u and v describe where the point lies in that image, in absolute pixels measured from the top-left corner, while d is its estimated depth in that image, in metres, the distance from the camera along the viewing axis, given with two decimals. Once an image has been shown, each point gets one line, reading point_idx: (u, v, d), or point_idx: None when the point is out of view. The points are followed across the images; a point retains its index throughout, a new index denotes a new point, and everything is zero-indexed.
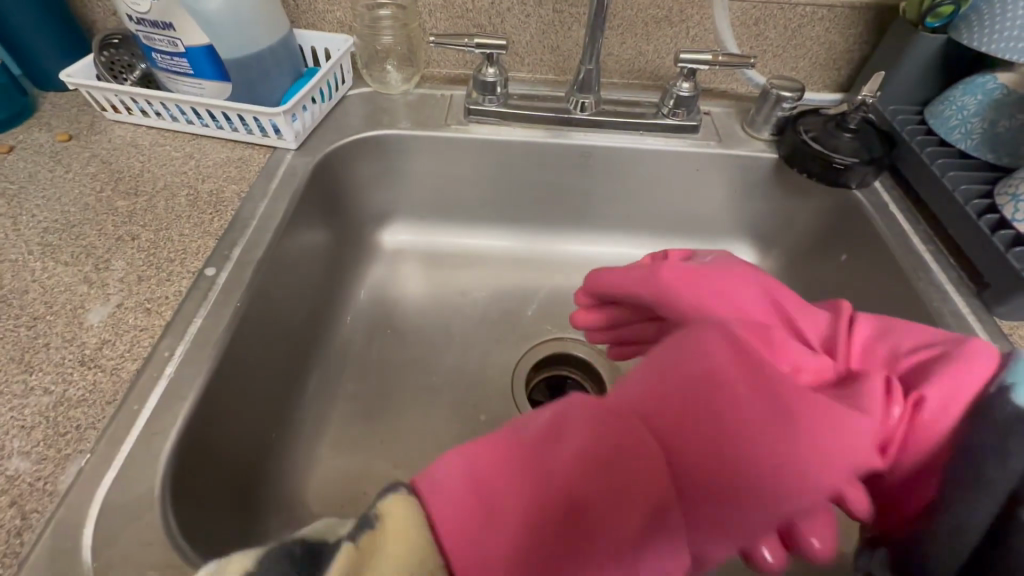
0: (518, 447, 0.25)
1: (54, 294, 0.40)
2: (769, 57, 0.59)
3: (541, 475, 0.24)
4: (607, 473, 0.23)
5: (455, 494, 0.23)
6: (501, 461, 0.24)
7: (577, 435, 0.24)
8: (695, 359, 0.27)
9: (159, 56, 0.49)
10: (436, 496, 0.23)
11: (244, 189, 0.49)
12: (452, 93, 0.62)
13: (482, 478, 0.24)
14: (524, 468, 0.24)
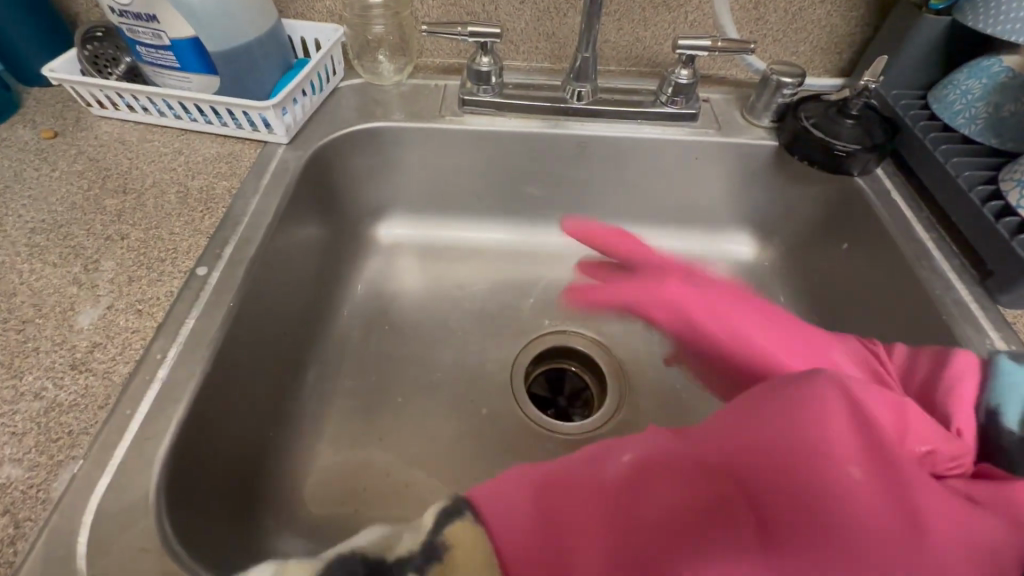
0: (605, 496, 0.35)
1: (43, 297, 0.39)
2: (769, 42, 0.58)
3: (623, 521, 0.33)
4: (689, 525, 0.32)
5: (512, 519, 0.34)
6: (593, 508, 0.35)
7: (665, 491, 0.34)
8: (813, 430, 0.34)
9: (143, 49, 0.48)
10: (492, 517, 0.33)
11: (235, 185, 0.48)
12: (446, 83, 0.60)
13: (544, 505, 0.35)
14: (606, 507, 0.34)
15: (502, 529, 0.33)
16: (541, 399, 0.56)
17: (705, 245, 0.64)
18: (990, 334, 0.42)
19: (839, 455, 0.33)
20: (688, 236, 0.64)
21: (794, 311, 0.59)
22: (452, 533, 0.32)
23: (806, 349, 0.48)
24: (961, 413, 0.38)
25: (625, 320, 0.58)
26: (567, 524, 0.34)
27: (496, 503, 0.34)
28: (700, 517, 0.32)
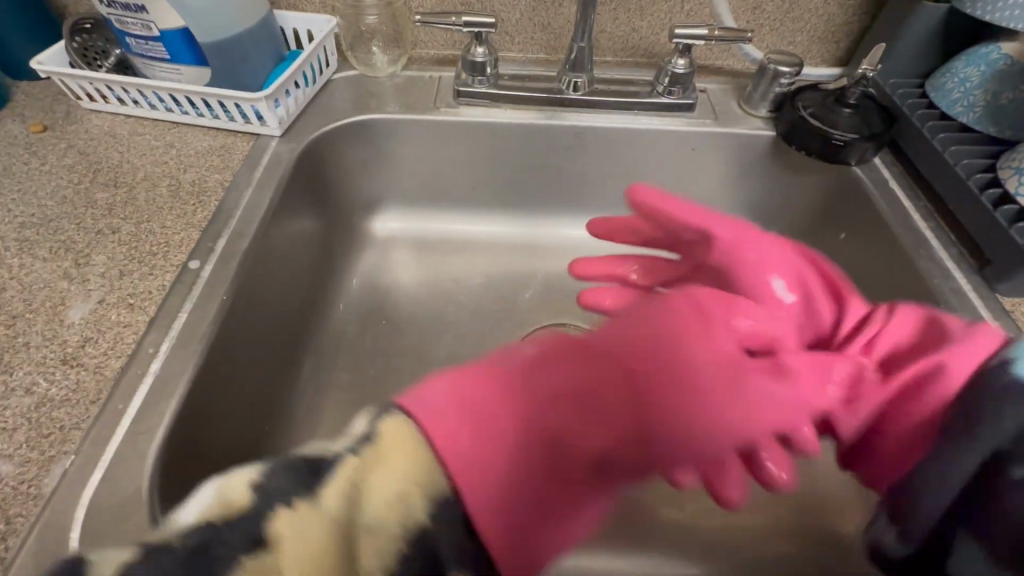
0: (500, 378, 0.25)
1: (33, 291, 0.39)
2: (766, 31, 0.58)
3: (520, 399, 0.24)
4: (566, 409, 0.24)
5: (446, 414, 0.23)
6: (481, 389, 0.24)
7: (545, 376, 0.25)
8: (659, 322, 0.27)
9: (133, 41, 0.47)
10: (429, 415, 0.23)
11: (227, 178, 0.47)
12: (441, 74, 0.60)
13: (467, 399, 0.23)
14: (494, 390, 0.24)
15: (439, 416, 0.23)
16: None
17: None
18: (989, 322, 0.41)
19: (686, 335, 0.26)
20: None
21: None
22: (383, 429, 0.22)
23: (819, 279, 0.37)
24: (959, 360, 0.29)
25: None
26: (490, 412, 0.23)
27: (422, 395, 0.24)
28: (581, 398, 0.24)
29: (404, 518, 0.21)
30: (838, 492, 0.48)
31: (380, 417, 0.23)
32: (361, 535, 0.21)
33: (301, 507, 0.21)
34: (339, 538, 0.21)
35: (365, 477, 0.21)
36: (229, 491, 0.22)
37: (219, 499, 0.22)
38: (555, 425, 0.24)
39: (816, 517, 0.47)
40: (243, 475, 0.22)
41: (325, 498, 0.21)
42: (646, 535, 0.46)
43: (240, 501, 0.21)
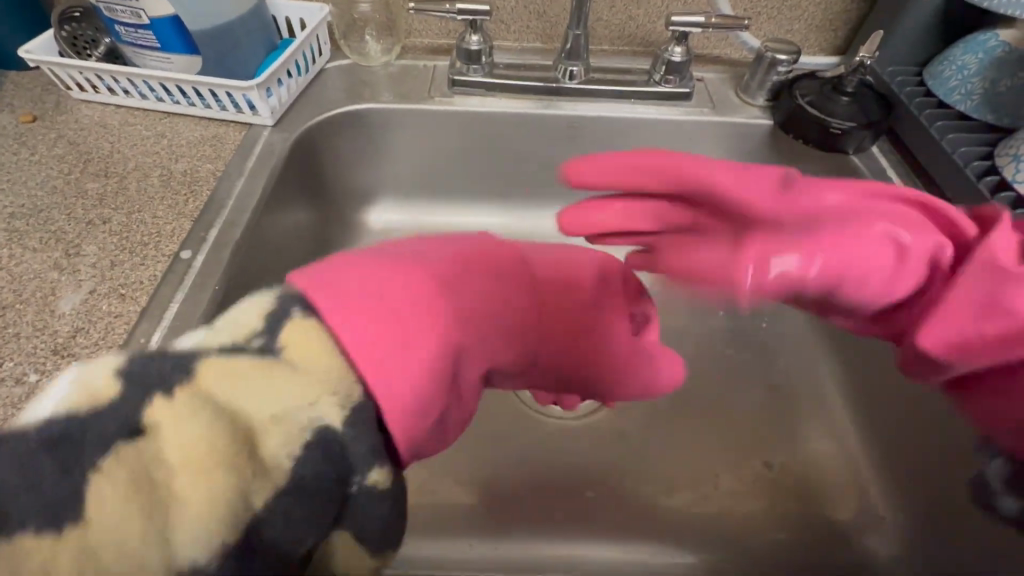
0: (421, 277, 0.24)
1: (23, 282, 0.38)
2: (763, 19, 0.57)
3: (443, 302, 0.24)
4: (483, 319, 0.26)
5: (361, 306, 0.22)
6: (403, 288, 0.24)
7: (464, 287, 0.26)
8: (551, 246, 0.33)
9: (123, 29, 0.47)
10: (337, 307, 0.21)
11: (219, 168, 0.47)
12: (435, 63, 0.59)
13: (386, 299, 0.22)
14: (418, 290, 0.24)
15: (347, 319, 0.21)
16: None
17: None
18: None
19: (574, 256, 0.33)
20: None
21: None
22: (286, 336, 0.21)
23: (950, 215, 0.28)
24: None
25: None
26: (411, 314, 0.23)
27: (331, 281, 0.22)
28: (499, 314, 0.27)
29: (302, 419, 0.20)
30: (833, 482, 0.48)
31: (281, 322, 0.21)
32: (262, 431, 0.19)
33: (182, 397, 0.18)
34: (233, 433, 0.18)
35: (261, 377, 0.20)
36: (88, 377, 0.18)
37: (78, 386, 0.18)
38: (472, 336, 0.25)
39: (812, 507, 0.47)
40: (104, 363, 0.19)
41: (217, 392, 0.19)
42: (640, 524, 0.46)
43: (104, 388, 0.18)
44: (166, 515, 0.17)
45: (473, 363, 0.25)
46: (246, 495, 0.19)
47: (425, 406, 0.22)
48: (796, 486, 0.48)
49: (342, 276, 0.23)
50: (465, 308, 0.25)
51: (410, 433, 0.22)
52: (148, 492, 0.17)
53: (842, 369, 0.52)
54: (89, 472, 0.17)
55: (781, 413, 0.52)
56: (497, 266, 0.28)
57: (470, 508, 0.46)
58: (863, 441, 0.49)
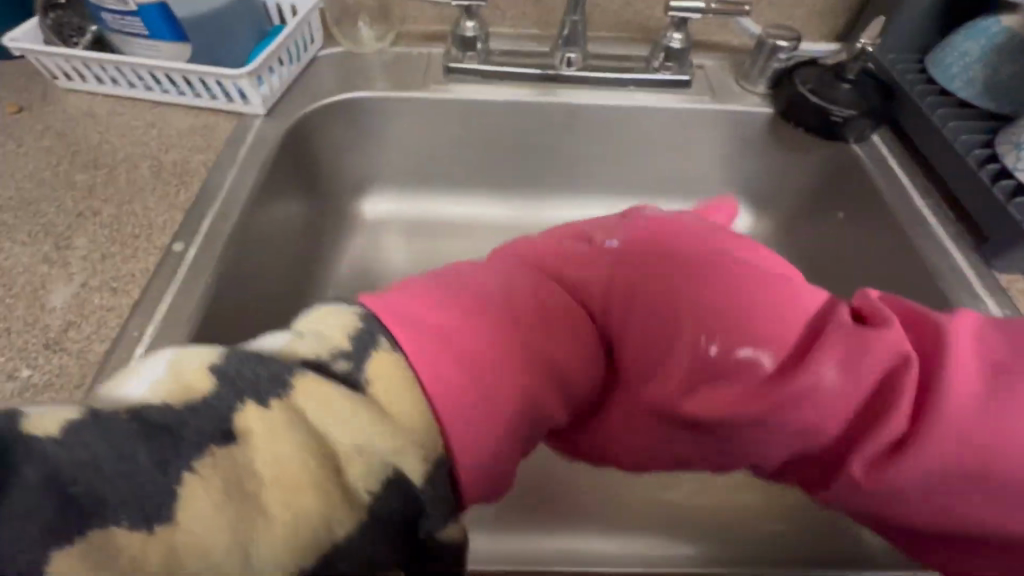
0: (484, 312, 0.25)
1: (13, 276, 0.38)
2: (764, 4, 0.56)
3: (505, 344, 0.25)
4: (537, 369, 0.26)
5: (432, 342, 0.23)
6: (476, 323, 0.25)
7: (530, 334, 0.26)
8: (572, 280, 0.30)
9: (109, 16, 0.46)
10: (415, 345, 0.22)
11: (211, 159, 0.46)
12: (430, 51, 0.58)
13: (452, 337, 0.23)
14: (478, 333, 0.24)
15: (417, 342, 0.22)
16: None
17: None
18: (985, 299, 0.41)
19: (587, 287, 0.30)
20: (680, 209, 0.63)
21: None
22: (374, 367, 0.21)
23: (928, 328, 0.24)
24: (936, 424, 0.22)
25: None
26: (479, 355, 0.24)
27: (404, 314, 0.23)
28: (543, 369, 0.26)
29: (385, 456, 0.19)
30: None
31: (368, 348, 0.21)
32: (347, 457, 0.19)
33: (277, 409, 0.18)
34: (324, 453, 0.18)
35: (347, 402, 0.19)
36: (183, 370, 0.18)
37: (172, 376, 0.18)
38: (535, 386, 0.25)
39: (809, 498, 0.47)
40: (200, 354, 0.19)
41: (309, 412, 0.18)
42: (638, 516, 0.46)
43: (199, 383, 0.18)
44: (251, 532, 0.17)
45: (551, 398, 0.26)
46: (330, 525, 0.18)
47: (494, 453, 0.23)
48: None
49: (414, 305, 0.24)
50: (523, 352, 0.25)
51: (477, 482, 0.22)
52: (236, 502, 0.17)
53: None
54: (181, 475, 0.16)
55: None
56: (522, 313, 0.27)
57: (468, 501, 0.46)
58: None
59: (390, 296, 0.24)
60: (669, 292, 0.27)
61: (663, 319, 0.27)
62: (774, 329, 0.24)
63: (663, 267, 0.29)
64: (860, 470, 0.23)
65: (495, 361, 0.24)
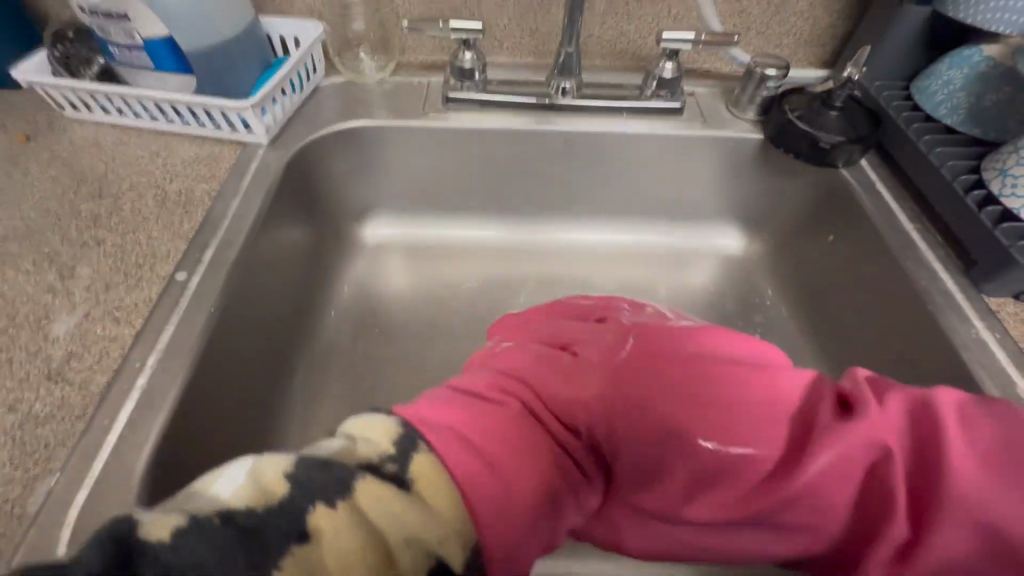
0: (501, 411, 0.29)
1: (17, 305, 0.38)
2: (752, 35, 0.58)
3: (518, 443, 0.27)
4: (553, 470, 0.28)
5: (454, 442, 0.26)
6: (488, 417, 0.28)
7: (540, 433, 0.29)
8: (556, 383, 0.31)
9: (117, 49, 0.47)
10: (441, 443, 0.25)
11: (214, 188, 0.47)
12: (429, 80, 0.60)
13: (475, 437, 0.26)
14: (495, 435, 0.27)
15: (441, 436, 0.26)
16: None
17: (693, 238, 0.64)
18: (975, 322, 0.42)
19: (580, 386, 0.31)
20: (676, 231, 0.64)
21: (782, 305, 0.59)
22: (415, 465, 0.24)
23: (916, 426, 0.26)
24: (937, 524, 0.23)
25: None
26: (501, 450, 0.26)
27: (431, 422, 0.26)
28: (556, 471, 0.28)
29: (429, 550, 0.23)
30: None
31: (410, 452, 0.25)
32: (396, 548, 0.22)
33: (341, 509, 0.22)
34: (377, 551, 0.22)
35: (398, 505, 0.23)
36: (263, 477, 0.23)
37: (255, 482, 0.23)
38: (554, 481, 0.28)
39: None
40: (277, 461, 0.23)
41: (370, 513, 0.22)
42: None
43: (275, 488, 0.22)
44: None
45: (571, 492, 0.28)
46: None
47: (525, 536, 0.25)
48: None
49: (440, 408, 0.28)
50: (538, 448, 0.28)
51: (510, 565, 0.25)
52: None
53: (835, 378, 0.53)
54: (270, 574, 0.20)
55: None
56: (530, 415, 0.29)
57: None
58: None
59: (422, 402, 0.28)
60: (660, 412, 0.28)
61: (655, 426, 0.28)
62: (753, 433, 0.27)
63: (647, 371, 0.30)
64: (875, 573, 0.24)
65: (517, 456, 0.27)
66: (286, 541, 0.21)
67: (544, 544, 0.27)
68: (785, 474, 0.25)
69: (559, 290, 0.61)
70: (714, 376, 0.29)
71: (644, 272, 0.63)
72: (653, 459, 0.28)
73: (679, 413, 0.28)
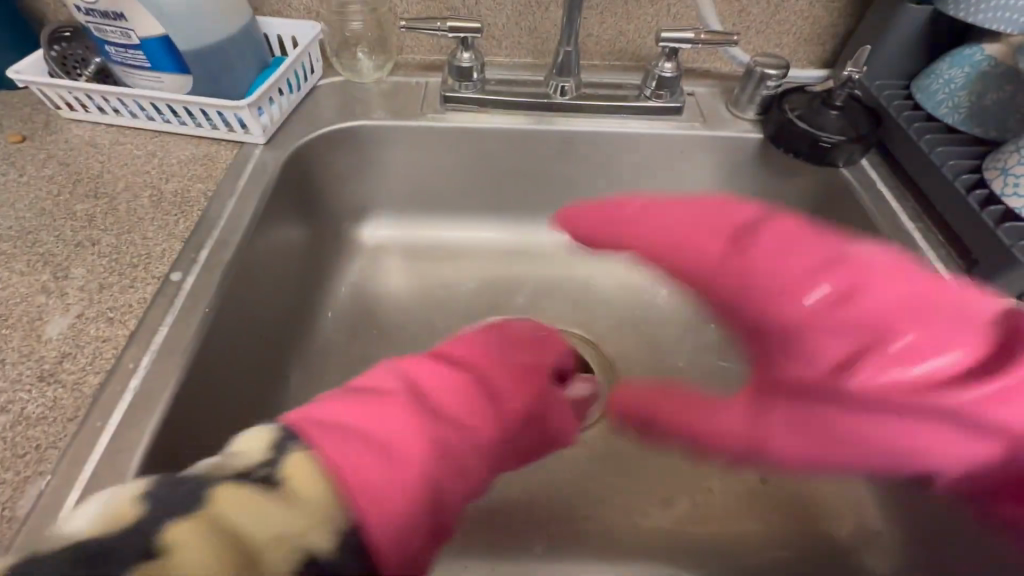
0: (397, 414, 0.29)
1: (10, 306, 0.38)
2: (752, 34, 0.58)
3: (409, 446, 0.28)
4: (441, 477, 0.28)
5: (342, 445, 0.26)
6: (380, 420, 0.28)
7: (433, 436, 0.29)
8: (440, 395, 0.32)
9: (112, 49, 0.47)
10: (328, 448, 0.25)
11: (211, 188, 0.47)
12: (428, 80, 0.59)
13: (365, 441, 0.26)
14: (385, 439, 0.27)
15: (341, 446, 0.25)
16: None
17: None
18: None
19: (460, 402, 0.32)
20: None
21: None
22: (289, 469, 0.24)
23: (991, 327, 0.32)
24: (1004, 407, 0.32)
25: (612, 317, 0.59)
26: (390, 454, 0.26)
27: (324, 428, 0.26)
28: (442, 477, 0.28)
29: (297, 545, 0.22)
30: (834, 494, 0.48)
31: (284, 451, 0.24)
32: (266, 549, 0.21)
33: (192, 518, 0.21)
34: (236, 555, 0.21)
35: (263, 504, 0.22)
36: (114, 507, 0.22)
37: (106, 513, 0.22)
38: (439, 486, 0.28)
39: (809, 524, 0.47)
40: (129, 489, 0.23)
41: (227, 517, 0.21)
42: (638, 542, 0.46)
43: (125, 513, 0.22)
44: None
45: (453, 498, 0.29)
46: None
47: (409, 545, 0.25)
48: (789, 499, 0.48)
49: (337, 409, 0.28)
50: (430, 452, 0.28)
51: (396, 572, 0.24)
52: None
53: None
54: None
55: None
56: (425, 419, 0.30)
57: (471, 528, 0.46)
58: None
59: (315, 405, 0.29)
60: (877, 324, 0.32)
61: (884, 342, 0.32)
62: (939, 340, 0.32)
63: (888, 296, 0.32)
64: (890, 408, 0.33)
65: (403, 458, 0.27)
66: (130, 558, 0.20)
67: (427, 551, 0.27)
68: (905, 367, 0.32)
69: (558, 290, 0.61)
70: (927, 306, 0.32)
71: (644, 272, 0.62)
72: (899, 377, 0.32)
73: (865, 314, 0.32)
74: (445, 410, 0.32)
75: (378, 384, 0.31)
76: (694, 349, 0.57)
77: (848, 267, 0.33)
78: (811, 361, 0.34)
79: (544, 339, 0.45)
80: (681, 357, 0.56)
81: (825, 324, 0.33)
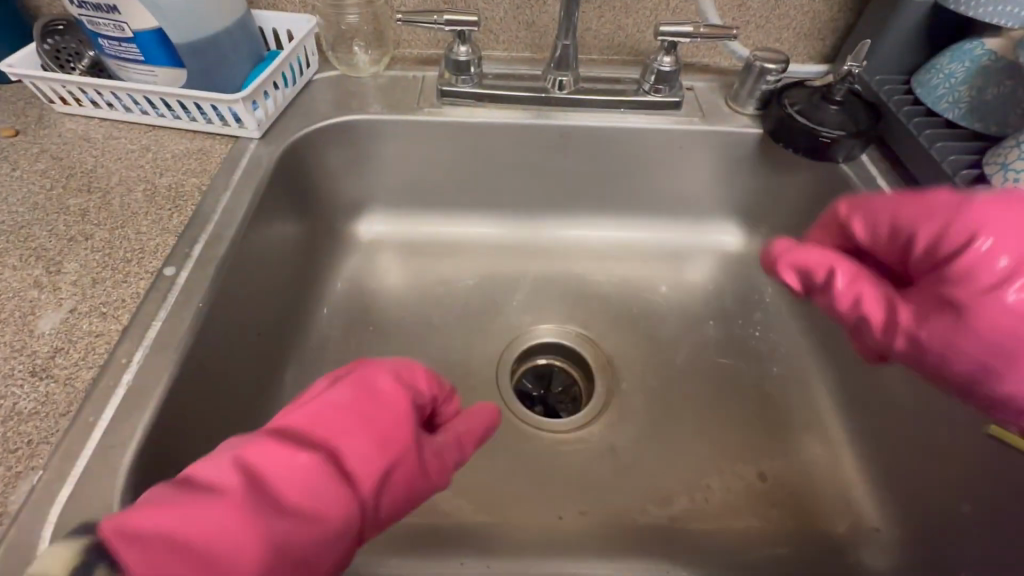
0: (231, 508, 0.27)
1: (2, 301, 0.37)
2: (752, 28, 0.57)
3: (236, 548, 0.26)
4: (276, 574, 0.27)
5: (149, 558, 0.24)
6: (203, 518, 0.26)
7: (274, 525, 0.27)
8: (295, 471, 0.29)
9: (106, 42, 0.46)
10: (134, 557, 0.24)
11: (205, 182, 0.46)
12: (425, 74, 0.59)
13: (177, 547, 0.25)
14: (207, 543, 0.25)
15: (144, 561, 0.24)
16: (525, 394, 0.56)
17: (691, 235, 0.63)
18: None
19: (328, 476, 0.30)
20: (673, 228, 0.63)
21: (781, 301, 0.59)
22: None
23: None
24: None
25: (609, 313, 0.59)
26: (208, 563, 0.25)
27: (135, 532, 0.24)
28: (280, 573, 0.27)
29: None
30: (831, 490, 0.48)
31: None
32: None
33: None
34: None
35: None
36: None
37: None
38: None
39: (806, 520, 0.46)
40: None
41: None
42: (634, 538, 0.46)
43: None
44: None
45: None
46: None
47: None
48: (786, 496, 0.48)
49: (159, 512, 0.25)
50: (267, 550, 0.27)
51: None
52: None
53: (833, 374, 0.52)
54: None
55: (774, 422, 0.51)
56: (268, 509, 0.28)
57: (468, 523, 0.45)
58: (856, 447, 0.49)
59: (137, 508, 0.25)
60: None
61: None
62: None
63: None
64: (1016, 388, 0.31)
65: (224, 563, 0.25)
66: None
67: None
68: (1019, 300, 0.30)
69: (555, 286, 0.61)
70: None
71: (641, 268, 0.62)
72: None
73: (1001, 250, 0.30)
74: (300, 488, 0.29)
75: (218, 478, 0.28)
76: (692, 345, 0.57)
77: (960, 211, 0.32)
78: (963, 283, 0.31)
79: (418, 379, 0.38)
80: (678, 353, 0.56)
81: (995, 265, 0.30)
